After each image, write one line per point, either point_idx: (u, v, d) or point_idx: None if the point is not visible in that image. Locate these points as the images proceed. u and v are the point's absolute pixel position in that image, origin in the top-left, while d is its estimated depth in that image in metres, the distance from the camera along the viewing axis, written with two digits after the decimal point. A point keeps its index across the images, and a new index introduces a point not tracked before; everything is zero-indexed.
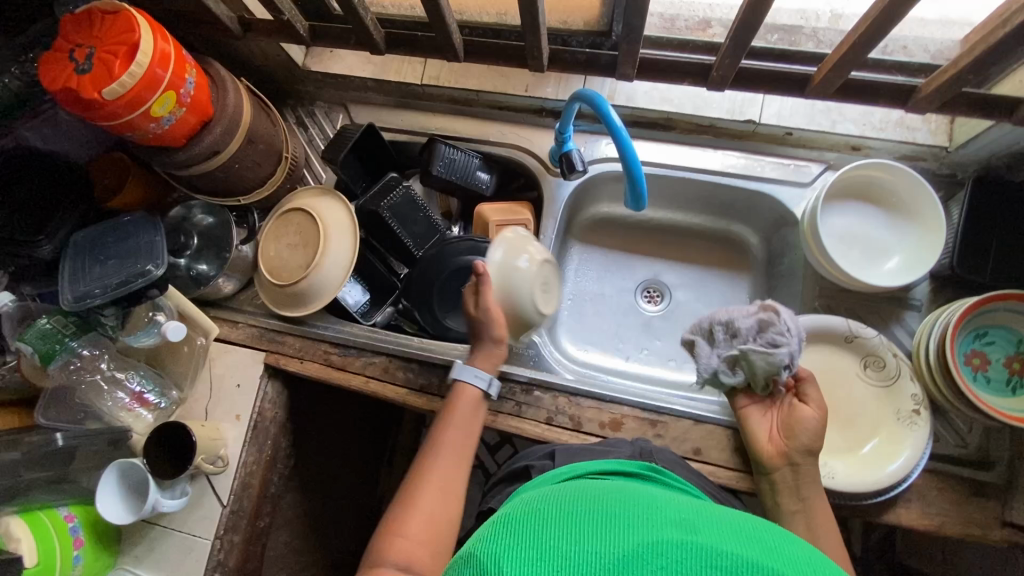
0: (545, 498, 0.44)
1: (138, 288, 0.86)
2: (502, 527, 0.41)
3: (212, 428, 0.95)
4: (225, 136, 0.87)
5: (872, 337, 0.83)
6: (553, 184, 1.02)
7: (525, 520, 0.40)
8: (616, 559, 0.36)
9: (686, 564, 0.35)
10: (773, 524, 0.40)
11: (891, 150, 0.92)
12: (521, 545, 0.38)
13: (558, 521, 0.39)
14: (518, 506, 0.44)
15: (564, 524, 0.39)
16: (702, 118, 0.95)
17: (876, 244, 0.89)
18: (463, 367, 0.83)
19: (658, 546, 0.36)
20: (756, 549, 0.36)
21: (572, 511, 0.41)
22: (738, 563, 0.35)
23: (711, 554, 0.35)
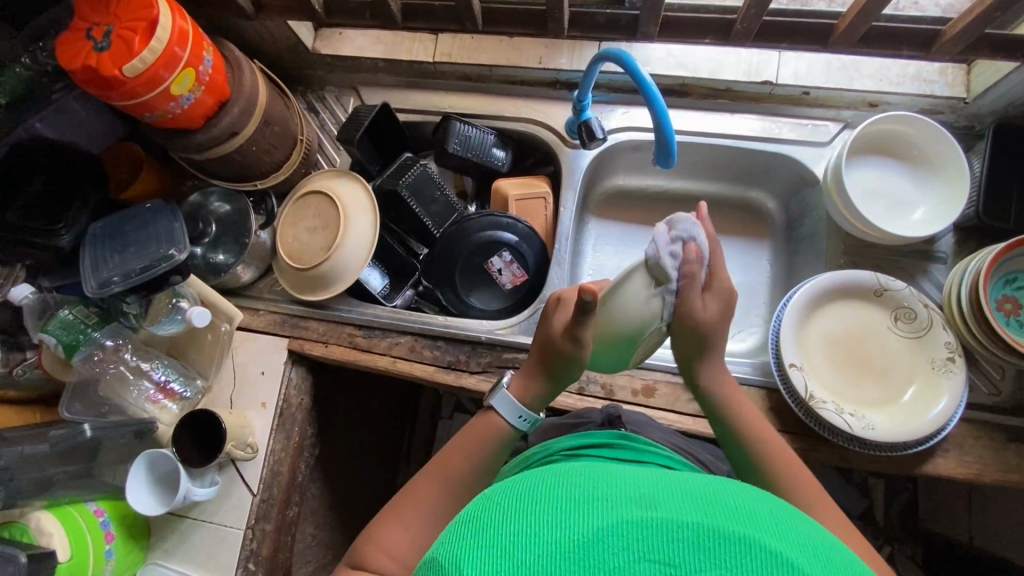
0: (503, 488, 0.44)
1: (161, 272, 0.84)
2: (466, 526, 0.40)
3: (239, 416, 0.94)
4: (242, 117, 0.86)
5: (901, 289, 0.84)
6: (570, 156, 1.01)
7: (484, 520, 0.39)
8: (582, 541, 0.36)
9: (650, 540, 0.35)
10: (732, 484, 0.41)
11: (908, 105, 0.92)
12: (484, 544, 0.37)
13: (517, 513, 0.39)
14: (475, 503, 0.43)
15: (527, 513, 0.39)
16: (719, 81, 0.95)
17: (899, 197, 0.89)
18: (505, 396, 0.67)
19: (619, 526, 0.36)
20: (717, 512, 0.37)
21: (532, 498, 0.40)
22: (699, 534, 0.35)
23: (671, 527, 0.36)
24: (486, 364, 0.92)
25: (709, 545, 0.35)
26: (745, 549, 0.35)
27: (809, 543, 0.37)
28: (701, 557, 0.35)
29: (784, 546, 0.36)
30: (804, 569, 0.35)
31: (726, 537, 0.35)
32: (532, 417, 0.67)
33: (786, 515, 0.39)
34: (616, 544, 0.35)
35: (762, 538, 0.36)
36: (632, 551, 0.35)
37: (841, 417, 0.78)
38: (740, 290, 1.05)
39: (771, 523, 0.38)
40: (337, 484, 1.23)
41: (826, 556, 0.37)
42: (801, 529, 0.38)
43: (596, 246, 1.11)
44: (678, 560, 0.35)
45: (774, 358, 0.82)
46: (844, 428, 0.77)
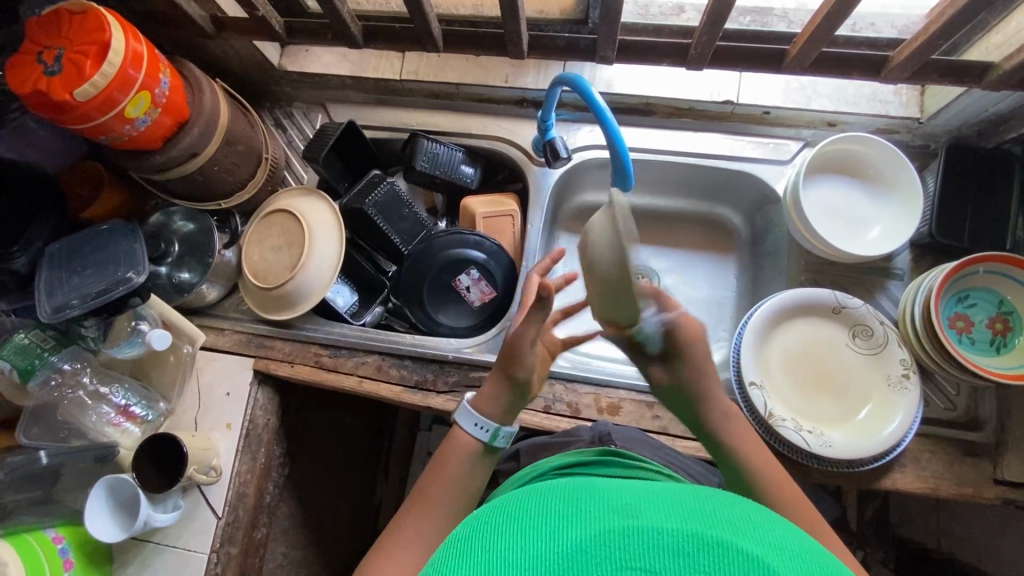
0: (495, 510, 0.48)
1: (118, 296, 0.83)
2: (458, 546, 0.44)
3: (202, 438, 0.93)
4: (203, 137, 0.85)
5: (858, 307, 0.85)
6: (537, 174, 1.02)
7: (479, 540, 0.44)
8: (568, 551, 0.40)
9: (632, 547, 0.40)
10: (706, 492, 0.47)
11: (866, 124, 0.94)
12: (477, 561, 0.41)
13: (510, 532, 0.43)
14: (470, 522, 0.48)
15: (516, 533, 0.43)
16: (682, 100, 0.96)
17: (858, 215, 0.91)
18: (464, 410, 0.67)
19: (603, 535, 0.41)
20: (692, 519, 0.42)
21: (523, 519, 0.44)
22: (675, 539, 0.40)
23: (651, 535, 0.40)
24: (453, 383, 0.92)
25: (686, 548, 0.39)
26: (718, 551, 0.39)
27: (780, 544, 0.41)
28: (678, 561, 0.39)
29: (753, 546, 0.40)
30: (771, 565, 0.39)
31: (702, 541, 0.40)
32: (493, 426, 0.66)
33: (761, 521, 0.44)
34: (600, 554, 0.40)
35: (734, 540, 0.40)
36: (616, 559, 0.39)
37: (799, 433, 0.79)
38: (707, 305, 1.07)
39: (743, 526, 0.42)
40: (309, 502, 1.22)
41: (799, 555, 0.41)
42: (774, 532, 0.43)
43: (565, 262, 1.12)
44: (659, 567, 0.39)
45: (735, 375, 0.83)
46: (802, 445, 0.78)
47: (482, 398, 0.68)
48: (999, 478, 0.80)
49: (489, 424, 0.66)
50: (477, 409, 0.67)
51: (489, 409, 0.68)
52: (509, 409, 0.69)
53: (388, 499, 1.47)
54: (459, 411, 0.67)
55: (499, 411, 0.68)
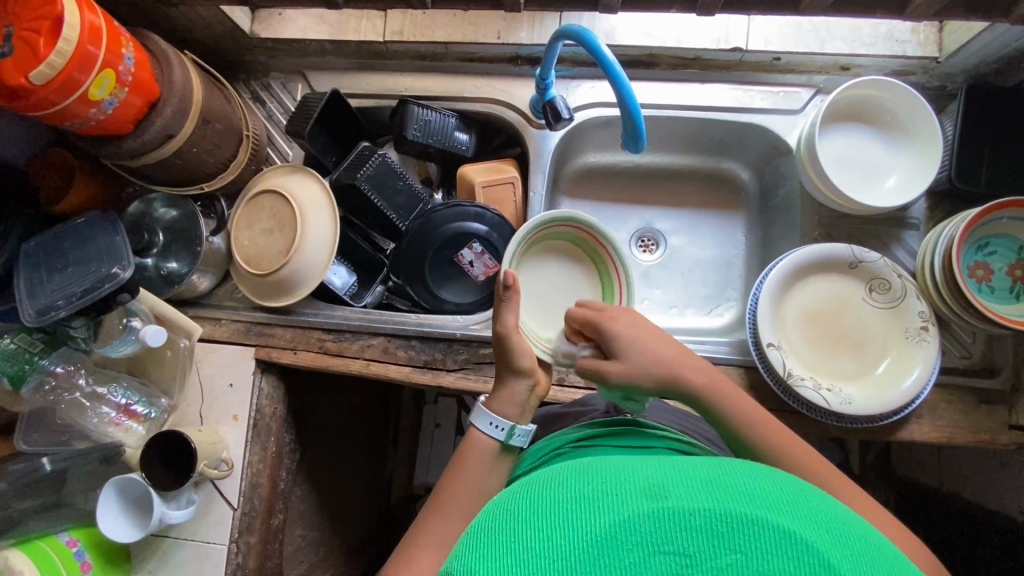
0: (515, 495, 0.46)
1: (105, 294, 0.79)
2: (481, 535, 0.43)
3: (210, 432, 0.91)
4: (177, 117, 0.79)
5: (876, 260, 0.83)
6: (537, 137, 0.97)
7: (502, 530, 0.42)
8: (598, 540, 0.38)
9: (663, 531, 0.38)
10: (736, 464, 0.45)
11: (880, 67, 0.89)
12: (504, 555, 0.39)
13: (535, 520, 0.41)
14: (491, 509, 0.46)
15: (541, 521, 0.41)
16: (687, 50, 0.91)
17: (874, 163, 0.87)
18: (479, 412, 0.68)
19: (633, 520, 0.39)
20: (724, 496, 0.40)
21: (546, 505, 0.42)
22: (709, 519, 0.38)
23: (684, 517, 0.38)
24: (463, 362, 0.90)
25: (719, 530, 0.38)
26: (755, 529, 0.38)
27: (818, 517, 0.40)
28: (713, 543, 0.37)
29: (791, 522, 0.38)
30: (812, 543, 0.37)
31: (736, 521, 0.38)
32: (508, 425, 0.67)
33: (798, 492, 0.42)
34: (630, 539, 0.38)
35: (770, 516, 0.38)
36: (648, 544, 0.38)
37: (819, 392, 0.78)
38: (715, 264, 1.05)
39: (780, 499, 0.40)
40: (324, 482, 1.22)
41: (837, 528, 0.39)
42: (808, 502, 0.41)
43: None
44: (692, 551, 0.37)
45: (753, 336, 0.82)
46: (822, 404, 0.77)
47: (497, 400, 0.70)
48: (1014, 423, 0.80)
49: (504, 423, 0.67)
50: (495, 410, 0.69)
51: (504, 409, 0.69)
52: (524, 404, 0.71)
53: (399, 473, 1.48)
54: (474, 413, 0.68)
55: (514, 409, 0.69)
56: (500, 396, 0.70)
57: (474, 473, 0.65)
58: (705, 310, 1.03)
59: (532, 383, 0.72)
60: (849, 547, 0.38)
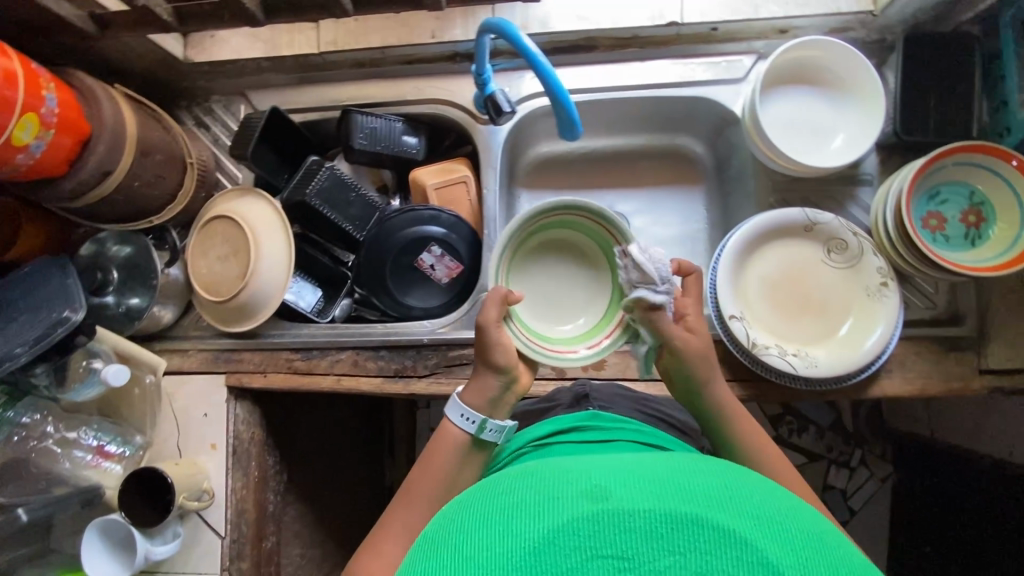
0: (465, 502, 0.46)
1: (59, 338, 0.78)
2: (428, 547, 0.42)
3: (189, 464, 0.91)
4: (112, 152, 0.78)
5: (830, 221, 0.82)
6: (484, 134, 0.96)
7: (448, 543, 0.41)
8: (538, 546, 0.38)
9: (603, 534, 0.38)
10: (683, 462, 0.44)
11: (818, 26, 0.88)
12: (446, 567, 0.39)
13: (479, 529, 0.41)
14: (441, 518, 0.45)
15: (485, 530, 0.41)
16: (623, 30, 0.90)
17: (820, 124, 0.86)
18: (450, 403, 0.68)
19: (573, 525, 0.38)
20: (665, 496, 0.40)
21: (492, 514, 0.42)
22: (648, 521, 0.38)
23: (623, 519, 0.38)
24: (433, 366, 0.90)
25: (659, 532, 0.37)
26: (694, 530, 0.37)
27: (761, 512, 0.40)
28: (652, 544, 0.37)
29: (731, 520, 0.38)
30: (750, 540, 0.37)
31: (675, 522, 0.38)
32: (479, 419, 0.66)
33: (743, 487, 0.42)
34: (569, 544, 0.38)
35: (711, 516, 0.38)
36: (588, 549, 0.37)
37: (785, 358, 0.78)
38: (679, 241, 1.05)
39: (723, 496, 0.40)
40: (319, 499, 1.22)
41: (779, 523, 0.39)
42: (751, 495, 0.41)
43: None
44: (631, 554, 0.37)
45: (715, 310, 0.81)
46: (788, 370, 0.77)
47: (468, 391, 0.68)
48: (984, 367, 0.80)
49: (475, 415, 0.67)
50: (466, 400, 0.68)
51: (476, 403, 0.67)
52: (495, 399, 0.68)
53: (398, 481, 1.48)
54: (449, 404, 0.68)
55: (485, 404, 0.67)
56: (474, 388, 0.68)
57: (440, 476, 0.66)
58: None
59: (510, 380, 0.68)
60: (790, 541, 0.38)
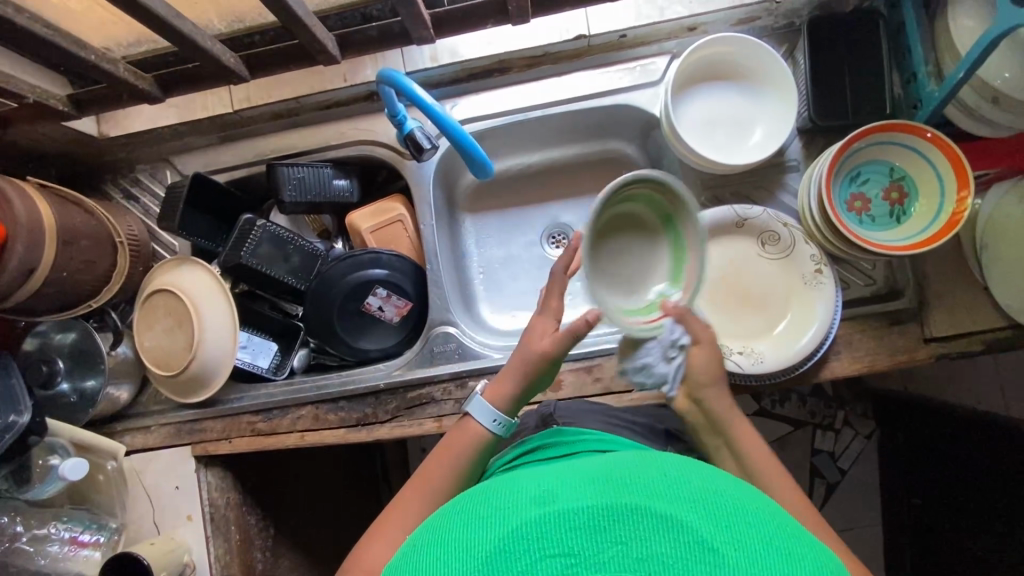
0: (424, 530, 0.45)
1: (8, 444, 0.78)
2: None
3: (166, 540, 0.91)
4: (32, 248, 0.76)
5: (758, 215, 0.83)
6: (413, 169, 0.95)
7: (403, 573, 0.41)
8: (488, 557, 0.38)
9: (548, 534, 0.37)
10: (628, 460, 0.45)
11: (725, 20, 0.87)
12: None
13: (432, 552, 0.41)
14: (402, 551, 0.45)
15: (439, 552, 0.40)
16: (532, 48, 0.88)
17: (739, 118, 0.86)
18: (482, 404, 0.66)
19: (519, 529, 0.38)
20: (608, 491, 0.40)
21: (445, 537, 0.42)
22: (591, 515, 0.38)
23: (567, 516, 0.38)
24: (394, 410, 0.90)
25: (601, 524, 0.37)
26: (633, 518, 0.37)
27: (701, 497, 0.40)
28: (595, 537, 0.37)
29: (671, 507, 0.38)
30: (689, 524, 0.37)
31: (615, 513, 0.38)
32: (508, 421, 0.66)
33: (684, 475, 0.42)
34: (517, 550, 0.37)
35: (651, 504, 0.38)
36: (534, 551, 0.37)
37: (731, 359, 0.79)
38: None
39: (663, 485, 0.41)
40: None
41: (718, 505, 0.40)
42: (690, 481, 0.42)
43: (477, 243, 1.09)
44: (577, 549, 0.37)
45: None
46: (735, 370, 0.78)
47: (500, 391, 0.67)
48: (928, 337, 0.82)
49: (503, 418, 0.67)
50: (489, 401, 0.66)
51: (503, 404, 0.67)
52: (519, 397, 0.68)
53: None
54: (474, 405, 0.66)
55: (515, 407, 0.67)
56: (498, 386, 0.68)
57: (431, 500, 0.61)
58: None
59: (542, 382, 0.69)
60: (728, 520, 0.38)
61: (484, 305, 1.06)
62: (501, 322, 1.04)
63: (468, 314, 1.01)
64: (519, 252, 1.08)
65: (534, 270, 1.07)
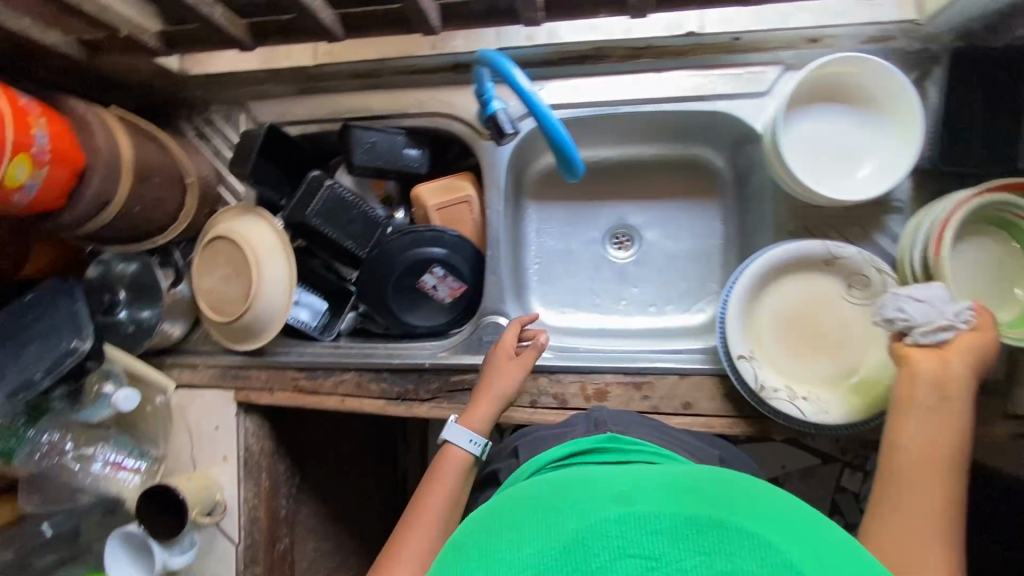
0: (488, 506, 0.45)
1: (69, 367, 0.80)
2: (459, 548, 0.42)
3: (202, 476, 0.95)
4: (109, 181, 0.77)
5: (853, 255, 0.77)
6: (488, 150, 0.92)
7: (473, 545, 0.41)
8: (563, 548, 0.37)
9: (628, 535, 0.37)
10: (706, 467, 0.43)
11: (855, 36, 0.80)
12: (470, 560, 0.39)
13: (500, 533, 0.40)
14: (465, 524, 0.45)
15: (510, 531, 0.40)
16: (636, 39, 0.84)
17: (848, 148, 0.79)
18: (455, 427, 0.75)
19: (599, 525, 0.37)
20: (690, 501, 0.38)
21: (519, 518, 0.41)
22: (675, 523, 0.37)
23: (649, 520, 0.37)
24: (435, 390, 0.90)
25: (684, 532, 0.36)
26: (718, 533, 0.36)
27: (785, 519, 0.38)
28: (677, 545, 0.36)
29: (756, 526, 0.37)
30: (775, 544, 0.36)
31: (698, 524, 0.37)
32: (484, 440, 0.75)
33: (767, 492, 0.40)
34: (595, 545, 0.37)
35: (736, 520, 0.37)
36: (613, 548, 0.36)
37: (794, 404, 0.75)
38: (693, 258, 1.00)
39: (750, 500, 0.39)
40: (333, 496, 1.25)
41: (805, 530, 0.38)
42: (771, 498, 0.40)
43: (538, 232, 1.05)
44: (658, 553, 0.36)
45: (723, 348, 0.78)
46: (797, 416, 0.74)
47: (473, 418, 0.77)
48: (1010, 413, 0.76)
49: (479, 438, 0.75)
50: (465, 424, 0.76)
51: (477, 426, 0.76)
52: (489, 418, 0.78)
53: None
54: (450, 428, 0.74)
55: (486, 427, 0.77)
56: (472, 412, 0.78)
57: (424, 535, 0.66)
58: (684, 307, 0.99)
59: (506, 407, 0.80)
60: (813, 546, 0.37)
61: (535, 298, 1.04)
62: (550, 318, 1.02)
63: (518, 305, 0.99)
64: (579, 247, 1.04)
65: (591, 269, 1.03)
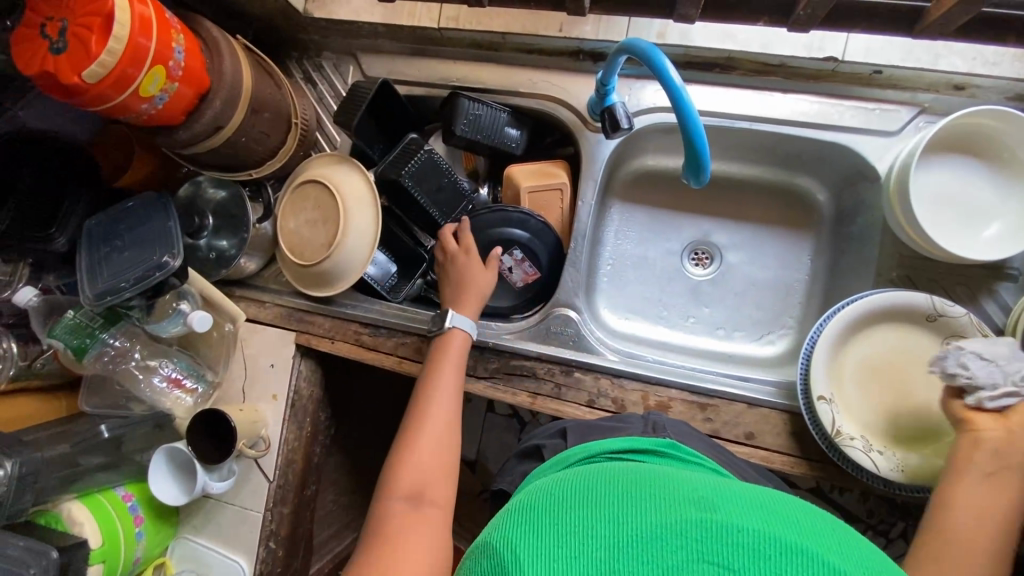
0: (551, 480, 0.42)
1: (156, 281, 0.82)
2: (520, 509, 0.39)
3: (250, 410, 0.95)
4: (226, 109, 0.78)
5: (958, 316, 0.74)
6: (592, 142, 0.90)
7: (532, 510, 0.38)
8: (636, 537, 0.34)
9: (708, 540, 0.33)
10: (783, 493, 0.38)
11: (1001, 90, 0.78)
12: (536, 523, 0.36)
13: (569, 504, 0.37)
14: (525, 493, 0.41)
15: (579, 504, 0.37)
16: (772, 56, 0.81)
17: (974, 205, 0.76)
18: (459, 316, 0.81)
19: (677, 524, 0.34)
20: (778, 522, 0.34)
21: (587, 492, 0.38)
22: (760, 540, 0.33)
23: (730, 530, 0.33)
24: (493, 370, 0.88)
25: (766, 553, 0.32)
26: (802, 560, 0.32)
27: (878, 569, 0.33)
28: (757, 564, 0.32)
29: (845, 564, 0.32)
30: None
31: (784, 546, 0.32)
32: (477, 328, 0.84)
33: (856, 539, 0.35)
34: (672, 541, 0.33)
35: (826, 553, 0.32)
36: (691, 549, 0.33)
37: (868, 455, 0.73)
38: (775, 289, 0.97)
39: (838, 537, 0.34)
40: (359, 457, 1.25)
41: None
42: (863, 550, 0.35)
43: (617, 234, 1.03)
44: (736, 566, 0.32)
45: (802, 387, 0.76)
46: (869, 468, 0.72)
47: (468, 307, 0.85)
48: None
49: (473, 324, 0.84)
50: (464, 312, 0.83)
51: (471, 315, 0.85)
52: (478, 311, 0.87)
53: None
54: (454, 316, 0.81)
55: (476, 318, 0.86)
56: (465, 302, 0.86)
57: (434, 428, 0.72)
58: (755, 337, 0.96)
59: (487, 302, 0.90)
60: None
61: (603, 300, 1.02)
62: (613, 322, 1.00)
63: (585, 302, 0.98)
64: (656, 257, 1.02)
65: (664, 280, 1.01)
